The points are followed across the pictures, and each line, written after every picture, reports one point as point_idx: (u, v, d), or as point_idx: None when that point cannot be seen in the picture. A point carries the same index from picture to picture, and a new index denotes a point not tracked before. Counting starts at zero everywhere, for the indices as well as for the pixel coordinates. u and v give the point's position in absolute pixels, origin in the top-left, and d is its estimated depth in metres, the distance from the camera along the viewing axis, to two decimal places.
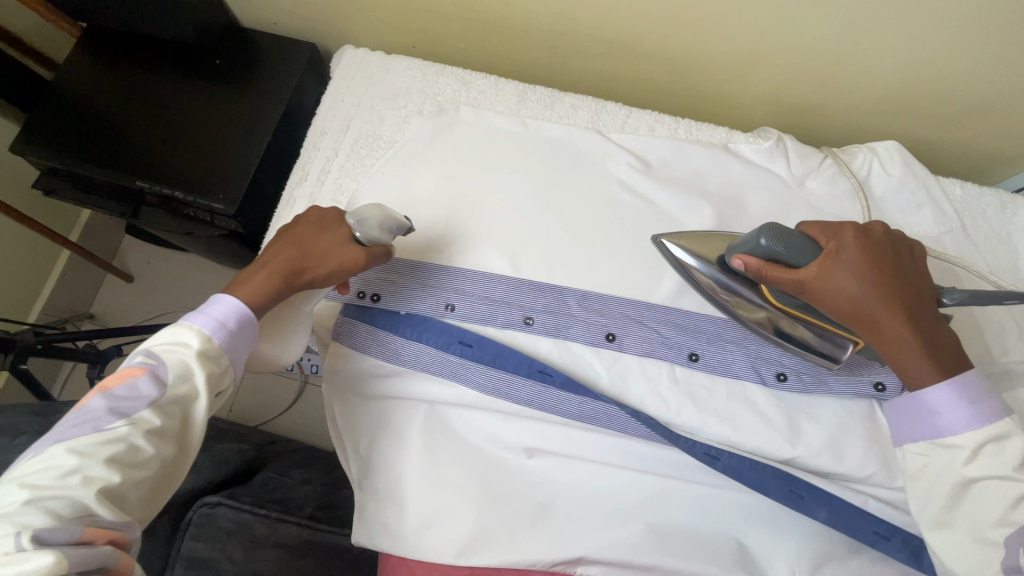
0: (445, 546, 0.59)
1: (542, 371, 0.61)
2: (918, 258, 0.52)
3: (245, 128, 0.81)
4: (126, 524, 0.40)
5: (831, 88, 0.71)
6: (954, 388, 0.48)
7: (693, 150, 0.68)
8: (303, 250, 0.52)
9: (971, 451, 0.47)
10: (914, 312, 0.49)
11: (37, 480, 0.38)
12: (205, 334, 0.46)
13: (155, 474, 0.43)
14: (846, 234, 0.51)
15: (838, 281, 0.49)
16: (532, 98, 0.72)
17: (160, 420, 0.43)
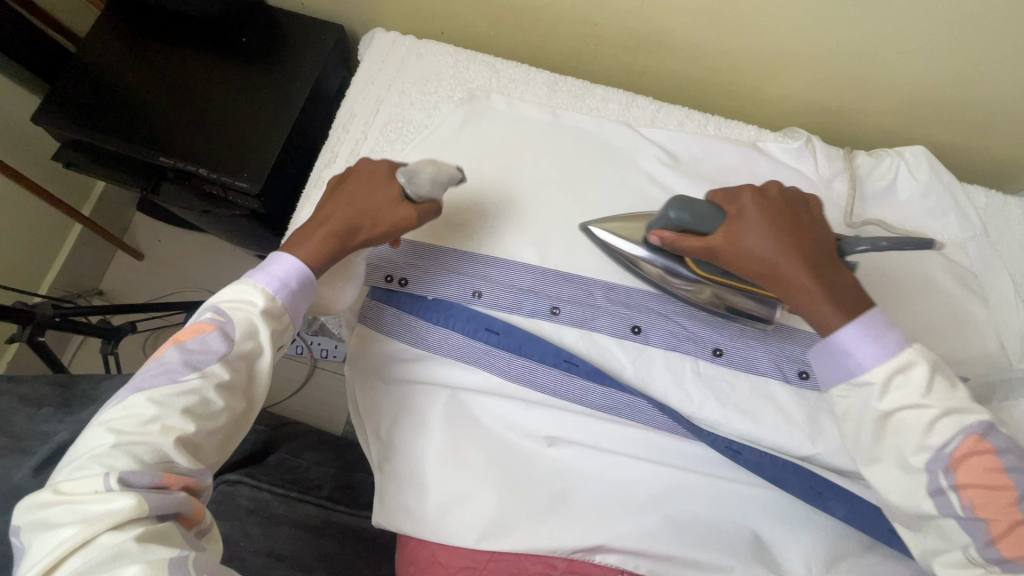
0: (466, 530, 0.59)
1: (568, 361, 0.61)
2: (815, 212, 0.52)
3: (271, 106, 0.80)
4: (200, 471, 0.41)
5: (862, 91, 0.71)
6: (863, 323, 0.46)
7: (722, 147, 0.69)
8: (357, 207, 0.52)
9: (883, 384, 0.44)
10: (812, 256, 0.48)
11: (122, 426, 0.39)
12: (269, 293, 0.46)
13: (226, 426, 0.43)
14: (739, 193, 0.52)
15: (739, 235, 0.49)
16: (563, 87, 0.72)
17: (229, 375, 0.43)
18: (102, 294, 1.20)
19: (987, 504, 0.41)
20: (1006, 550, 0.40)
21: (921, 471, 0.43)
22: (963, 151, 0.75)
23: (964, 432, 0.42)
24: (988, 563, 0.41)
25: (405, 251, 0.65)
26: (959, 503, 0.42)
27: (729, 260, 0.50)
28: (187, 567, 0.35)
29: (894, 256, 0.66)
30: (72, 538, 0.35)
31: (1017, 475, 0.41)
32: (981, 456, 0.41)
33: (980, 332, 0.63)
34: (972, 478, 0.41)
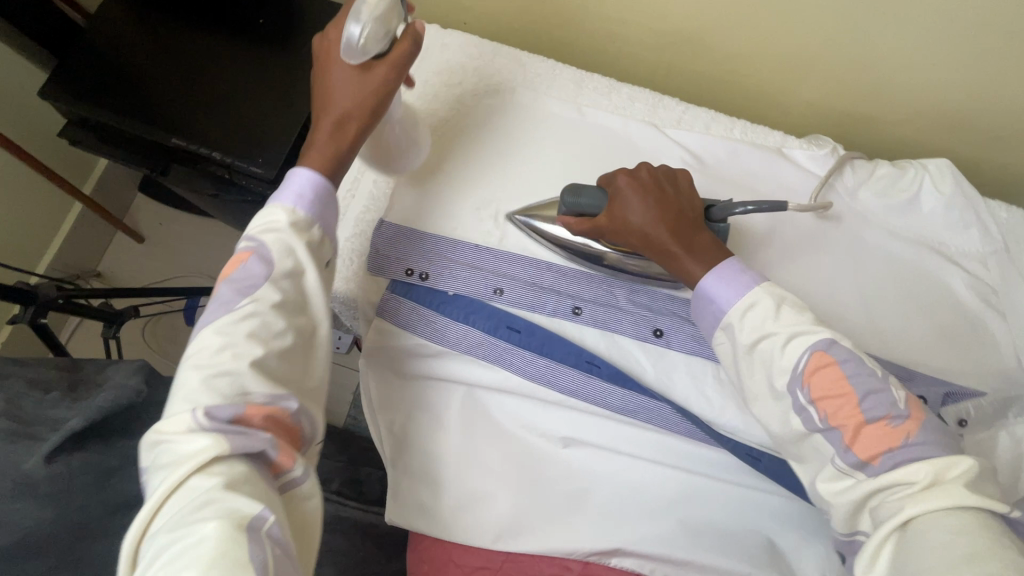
0: (482, 530, 0.59)
1: (590, 362, 0.61)
2: (684, 180, 0.57)
3: (286, 90, 0.78)
4: (281, 401, 0.42)
5: (888, 100, 0.71)
6: (718, 276, 0.51)
7: (748, 152, 0.68)
8: (335, 101, 0.51)
9: (740, 322, 0.50)
10: (678, 222, 0.54)
11: (200, 358, 0.42)
12: (291, 207, 0.48)
13: (293, 346, 0.45)
14: (615, 174, 0.57)
15: (615, 211, 0.55)
16: (589, 84, 0.71)
17: (279, 295, 0.45)
18: (101, 276, 1.18)
19: (837, 410, 0.45)
20: (862, 452, 0.44)
21: (786, 394, 0.48)
22: (986, 166, 0.75)
23: (811, 349, 0.47)
24: (851, 469, 0.45)
25: (427, 245, 0.63)
26: (818, 414, 0.46)
27: (611, 233, 0.56)
28: (261, 534, 0.35)
29: (915, 267, 0.66)
30: (168, 476, 0.37)
31: (857, 380, 0.45)
32: (829, 368, 0.46)
33: (998, 347, 0.63)
34: (823, 389, 0.46)
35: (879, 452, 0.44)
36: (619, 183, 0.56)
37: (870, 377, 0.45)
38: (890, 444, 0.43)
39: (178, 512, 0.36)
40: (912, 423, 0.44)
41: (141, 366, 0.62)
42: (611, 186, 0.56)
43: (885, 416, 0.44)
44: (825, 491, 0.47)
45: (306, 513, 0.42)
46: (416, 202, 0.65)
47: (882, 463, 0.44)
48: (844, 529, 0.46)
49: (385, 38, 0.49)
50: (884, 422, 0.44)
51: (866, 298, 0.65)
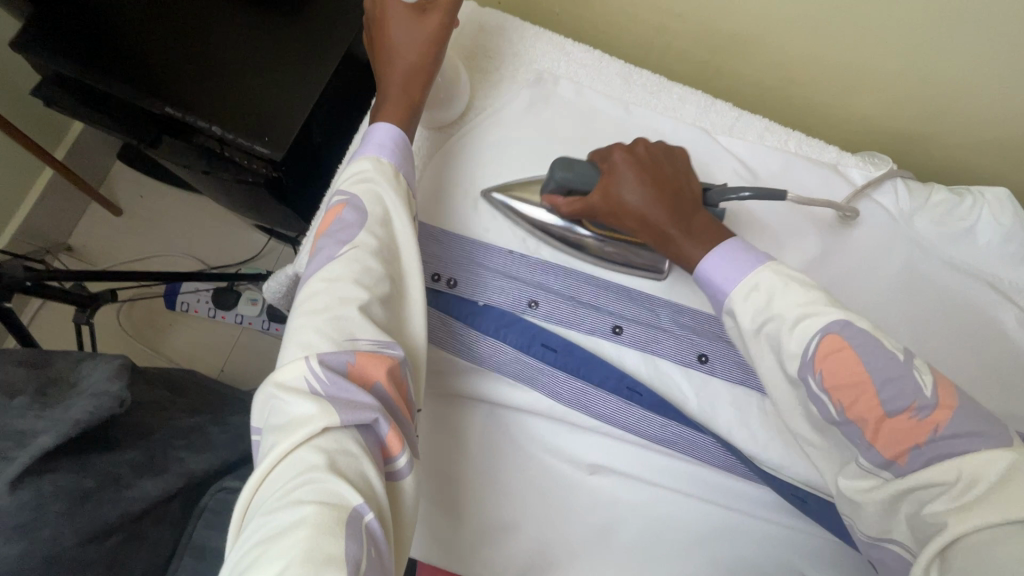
0: (506, 561, 0.55)
1: (631, 388, 0.56)
2: (681, 163, 0.52)
3: (296, 63, 0.70)
4: (395, 359, 0.41)
5: (949, 124, 0.65)
6: (718, 255, 0.46)
7: (802, 166, 0.64)
8: (397, 53, 0.52)
9: (738, 307, 0.44)
10: (677, 200, 0.49)
11: (313, 305, 0.41)
12: (376, 158, 0.49)
13: (391, 294, 0.45)
14: (611, 150, 0.52)
15: (609, 189, 0.50)
16: (638, 80, 0.64)
17: (374, 241, 0.45)
18: (71, 251, 1.08)
19: (853, 401, 0.39)
20: (886, 451, 0.38)
21: (797, 382, 0.41)
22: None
23: (823, 330, 0.40)
24: (876, 468, 0.39)
25: (455, 246, 0.58)
26: (830, 403, 0.40)
27: (603, 212, 0.51)
28: (362, 527, 0.33)
29: (967, 300, 0.62)
30: (276, 443, 0.35)
31: (875, 366, 0.38)
32: (841, 352, 0.39)
33: None
34: (837, 377, 0.39)
35: (905, 451, 0.37)
36: (616, 160, 0.51)
37: (894, 361, 0.38)
38: (917, 440, 0.37)
39: (280, 485, 0.34)
40: (940, 412, 0.37)
41: (121, 366, 0.51)
42: (605, 163, 0.52)
43: (909, 408, 0.37)
44: (849, 492, 0.41)
45: (402, 503, 0.40)
46: (445, 199, 0.59)
47: (910, 463, 0.37)
48: (871, 531, 0.40)
49: None
50: (910, 415, 0.37)
51: (917, 331, 0.61)
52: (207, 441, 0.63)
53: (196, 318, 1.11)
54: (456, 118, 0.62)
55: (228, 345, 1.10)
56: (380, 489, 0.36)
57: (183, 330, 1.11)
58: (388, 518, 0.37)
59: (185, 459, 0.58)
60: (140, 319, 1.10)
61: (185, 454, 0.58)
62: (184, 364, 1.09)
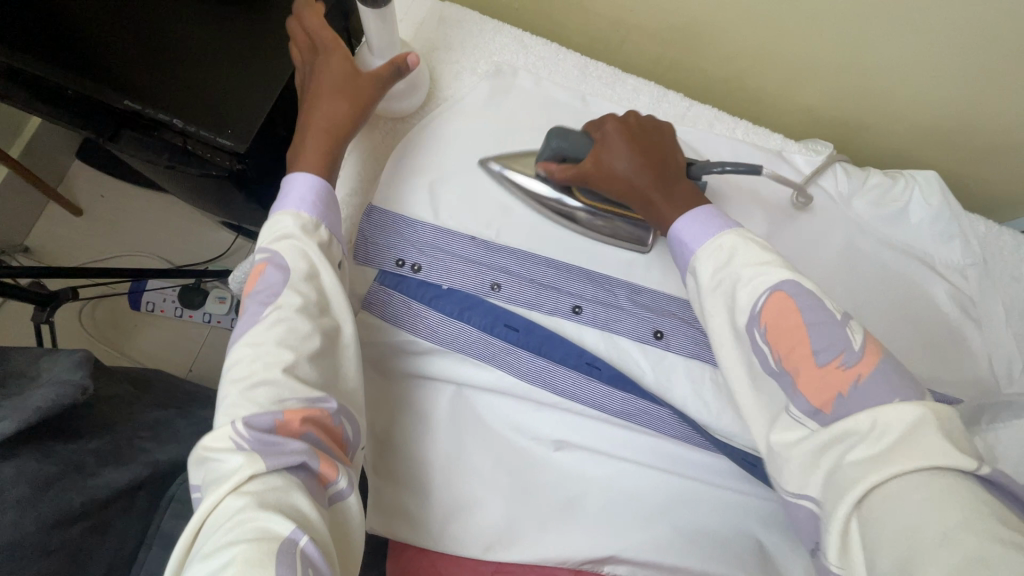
0: (472, 538, 0.56)
1: (590, 363, 0.59)
2: (667, 135, 0.56)
3: (262, 61, 0.70)
4: (320, 402, 0.44)
5: (885, 112, 0.70)
6: (691, 217, 0.51)
7: (749, 153, 0.67)
8: (320, 112, 0.55)
9: (703, 261, 0.49)
10: (662, 169, 0.54)
11: (237, 373, 0.44)
12: (296, 212, 0.50)
13: (322, 351, 0.46)
14: (604, 121, 0.57)
15: (598, 156, 0.54)
16: (594, 72, 0.67)
17: (299, 298, 0.46)
18: (29, 252, 1.06)
19: (791, 349, 0.42)
20: (814, 398, 0.41)
21: (744, 334, 0.45)
22: (977, 180, 0.75)
23: (771, 288, 0.44)
24: (805, 417, 0.41)
25: (421, 233, 0.59)
26: (769, 352, 0.43)
27: (592, 180, 0.55)
28: (296, 554, 0.35)
29: (903, 276, 0.66)
30: (208, 499, 0.38)
31: (816, 318, 0.42)
32: (784, 304, 0.43)
33: (975, 357, 0.64)
34: (778, 329, 0.43)
35: (831, 399, 0.40)
36: (608, 128, 0.55)
37: (830, 317, 0.42)
38: (840, 389, 0.40)
39: (214, 533, 0.37)
40: (866, 365, 0.40)
41: (84, 357, 0.51)
42: (597, 132, 0.56)
43: (836, 359, 0.40)
44: (778, 444, 0.43)
45: (349, 528, 0.43)
46: (407, 184, 0.60)
47: (834, 413, 0.40)
48: (792, 487, 0.41)
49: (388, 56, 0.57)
50: (837, 364, 0.40)
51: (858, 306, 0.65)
52: (173, 431, 0.63)
53: (162, 319, 1.09)
54: (417, 109, 0.63)
55: (196, 345, 1.09)
56: (317, 520, 0.38)
57: (149, 331, 1.09)
58: (330, 546, 0.38)
59: (150, 450, 0.58)
60: (103, 321, 1.08)
61: (151, 445, 0.58)
62: (152, 365, 1.07)
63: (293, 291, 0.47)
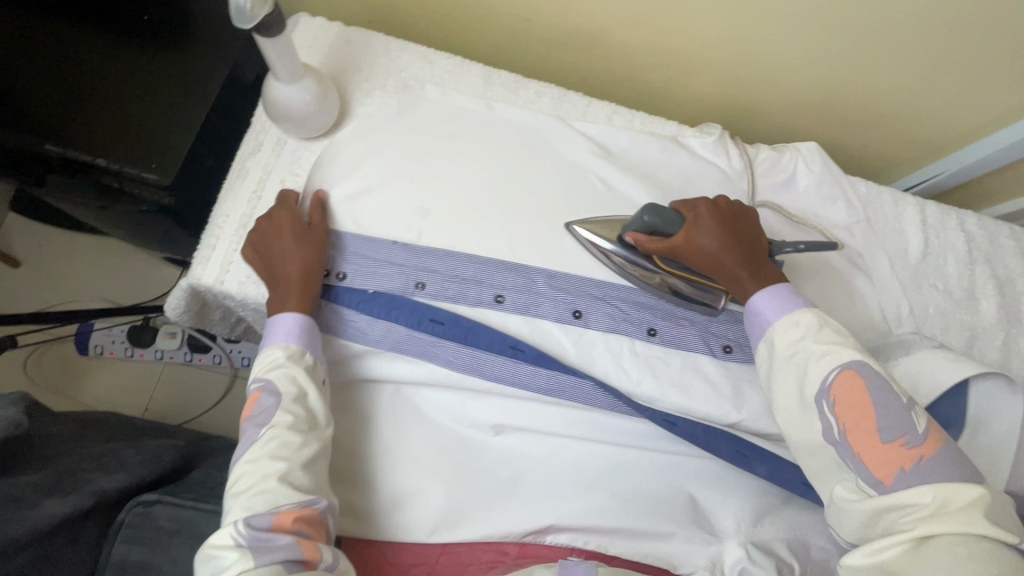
0: (420, 523, 0.59)
1: (514, 346, 0.62)
2: (753, 220, 0.62)
3: (188, 93, 0.73)
4: (312, 501, 0.48)
5: (768, 93, 0.77)
6: (773, 293, 0.56)
7: (648, 142, 0.73)
8: (289, 267, 0.56)
9: (782, 333, 0.54)
10: (751, 248, 0.59)
11: (240, 486, 0.48)
12: (286, 346, 0.53)
13: (316, 457, 0.50)
14: (696, 202, 0.61)
15: (688, 233, 0.59)
16: (497, 81, 0.73)
17: (292, 415, 0.50)
18: None
19: (857, 424, 0.48)
20: (876, 470, 0.46)
21: (812, 403, 0.51)
22: (856, 147, 0.83)
23: (841, 366, 0.50)
24: (866, 486, 0.47)
25: (344, 244, 0.62)
26: (835, 425, 0.49)
27: (682, 254, 0.60)
28: None
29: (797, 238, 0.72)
30: None
31: (881, 400, 0.48)
32: (856, 384, 0.49)
33: (867, 306, 0.72)
34: (847, 404, 0.49)
35: (892, 473, 0.46)
36: (702, 210, 0.60)
37: (896, 401, 0.48)
38: (903, 464, 0.46)
39: None
40: (926, 448, 0.46)
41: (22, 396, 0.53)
42: (690, 212, 0.60)
43: (901, 438, 0.46)
44: (837, 498, 0.49)
45: None
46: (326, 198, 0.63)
47: (894, 485, 0.45)
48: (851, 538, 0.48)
49: (298, 88, 0.59)
50: (900, 443, 0.46)
51: None
52: (119, 461, 0.64)
53: (114, 361, 1.09)
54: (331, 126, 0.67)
55: (152, 383, 1.09)
56: None
57: (101, 375, 1.08)
58: None
59: (96, 480, 0.59)
60: (51, 369, 1.07)
61: (97, 474, 0.60)
62: (108, 408, 1.06)
63: (286, 409, 0.50)
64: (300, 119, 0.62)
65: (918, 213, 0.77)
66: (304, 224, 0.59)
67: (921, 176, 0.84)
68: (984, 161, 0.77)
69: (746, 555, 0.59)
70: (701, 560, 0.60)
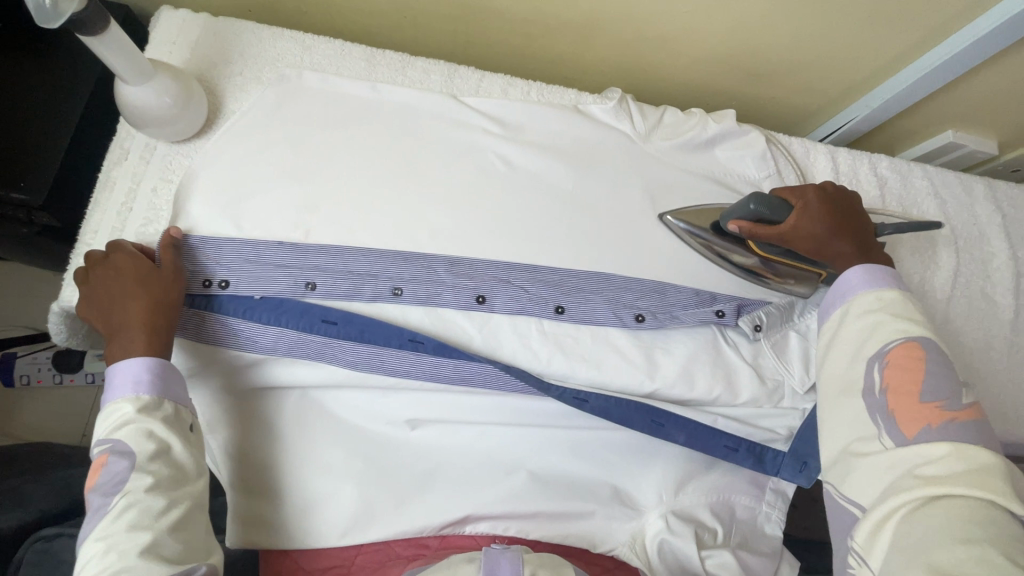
0: (332, 527, 0.59)
1: (413, 340, 0.60)
2: (857, 205, 0.61)
3: (55, 101, 0.69)
4: (190, 568, 0.46)
5: (667, 51, 0.74)
6: (874, 270, 0.55)
7: (546, 112, 0.70)
8: (130, 311, 0.52)
9: (860, 304, 0.53)
10: (857, 229, 0.59)
11: (93, 568, 0.45)
12: (135, 397, 0.50)
13: (183, 521, 0.48)
14: (803, 189, 0.61)
15: (798, 219, 0.59)
16: (382, 62, 0.70)
17: (152, 476, 0.48)
18: None
19: (902, 384, 0.47)
20: (903, 424, 0.45)
21: (863, 361, 0.50)
22: (768, 100, 0.82)
23: (911, 337, 0.49)
24: (886, 436, 0.46)
25: (224, 248, 0.59)
26: (878, 382, 0.48)
27: (789, 239, 0.60)
28: None
29: (710, 197, 0.71)
30: None
31: (935, 367, 0.47)
32: (914, 352, 0.48)
33: None
34: (899, 365, 0.48)
35: (920, 429, 0.45)
36: (810, 197, 0.59)
37: (950, 375, 0.47)
38: (931, 421, 0.45)
39: None
40: (964, 415, 0.45)
41: None
42: (798, 197, 0.60)
43: (940, 401, 0.45)
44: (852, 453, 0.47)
45: None
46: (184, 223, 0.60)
47: (917, 439, 0.45)
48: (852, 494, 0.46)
49: (155, 103, 0.56)
50: (937, 405, 0.45)
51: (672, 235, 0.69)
52: (19, 496, 0.62)
53: (43, 389, 1.05)
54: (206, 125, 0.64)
55: (88, 407, 1.06)
56: None
57: (31, 404, 1.04)
58: None
59: None
60: None
61: None
62: (42, 437, 1.02)
63: (143, 471, 0.48)
64: (163, 130, 0.59)
65: (829, 161, 0.76)
66: (147, 266, 0.54)
67: (836, 123, 0.83)
68: (890, 103, 0.76)
69: (666, 526, 0.60)
70: (622, 535, 0.61)
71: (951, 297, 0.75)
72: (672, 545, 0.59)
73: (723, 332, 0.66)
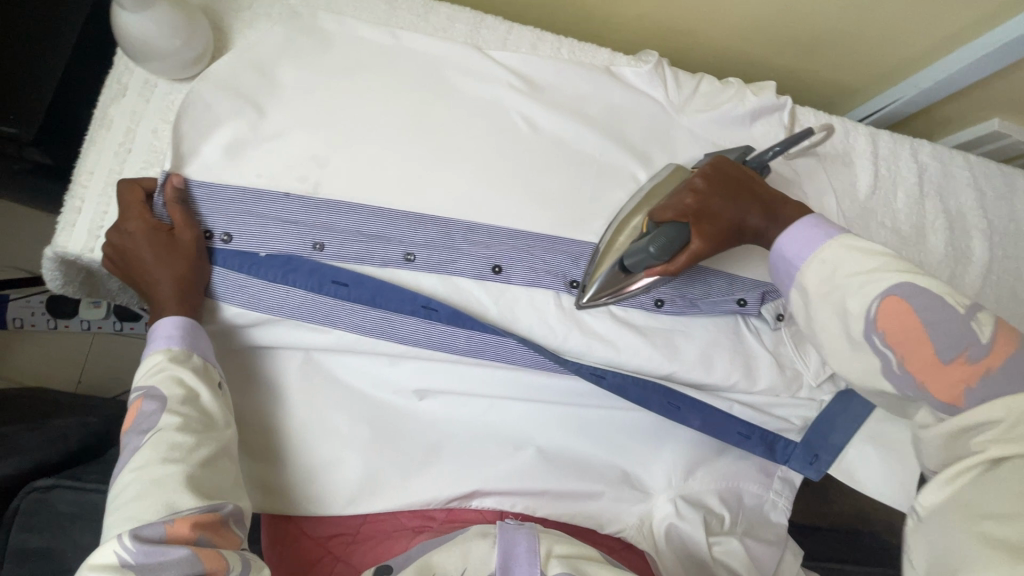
0: (337, 494, 0.57)
1: (426, 307, 0.57)
2: (731, 171, 0.55)
3: (45, 27, 0.64)
4: (217, 505, 0.44)
5: (711, 13, 0.69)
6: (800, 231, 0.49)
7: (577, 72, 0.65)
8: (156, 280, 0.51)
9: (816, 266, 0.47)
10: (750, 195, 0.53)
11: (125, 497, 0.43)
12: (166, 350, 0.48)
13: (214, 456, 0.46)
14: (675, 200, 0.55)
15: (701, 236, 0.53)
16: (404, 6, 0.64)
17: (180, 416, 0.46)
18: None
19: (913, 354, 0.42)
20: (942, 394, 0.41)
21: (862, 342, 0.44)
22: (809, 73, 0.77)
23: (883, 295, 0.43)
24: (941, 412, 0.42)
25: (228, 199, 0.56)
26: (893, 359, 0.43)
27: (708, 252, 0.54)
28: None
29: None
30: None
31: (935, 319, 0.41)
32: (902, 312, 0.42)
33: None
34: (899, 333, 0.42)
35: (960, 391, 0.41)
36: (691, 205, 0.54)
37: (950, 312, 0.41)
38: (968, 382, 0.40)
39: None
40: (992, 358, 0.40)
41: None
42: (682, 213, 0.54)
43: (963, 354, 0.40)
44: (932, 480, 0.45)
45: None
46: (190, 177, 0.56)
47: (967, 403, 0.40)
48: None
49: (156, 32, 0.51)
50: (962, 360, 0.41)
51: None
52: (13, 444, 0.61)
53: (35, 333, 1.02)
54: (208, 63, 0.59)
55: (81, 355, 1.04)
56: None
57: (23, 347, 1.02)
58: None
59: None
60: None
61: None
62: (36, 381, 1.01)
63: (172, 410, 0.46)
64: (166, 64, 0.55)
65: (869, 143, 0.72)
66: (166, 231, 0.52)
67: (877, 104, 0.79)
68: (940, 85, 0.71)
69: (674, 511, 0.59)
70: (630, 518, 0.60)
71: (980, 294, 0.73)
72: (679, 530, 0.59)
73: (745, 321, 0.63)
